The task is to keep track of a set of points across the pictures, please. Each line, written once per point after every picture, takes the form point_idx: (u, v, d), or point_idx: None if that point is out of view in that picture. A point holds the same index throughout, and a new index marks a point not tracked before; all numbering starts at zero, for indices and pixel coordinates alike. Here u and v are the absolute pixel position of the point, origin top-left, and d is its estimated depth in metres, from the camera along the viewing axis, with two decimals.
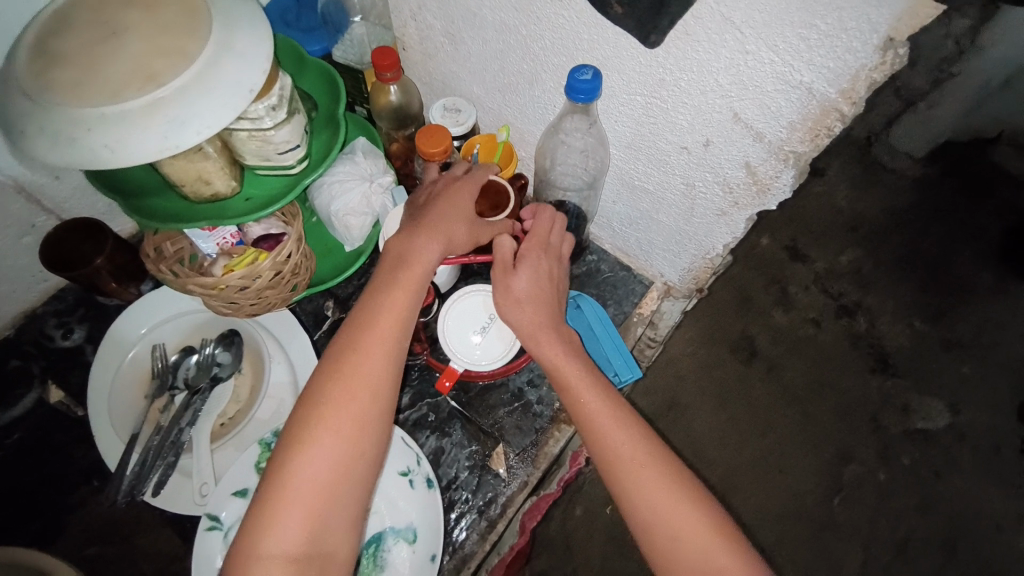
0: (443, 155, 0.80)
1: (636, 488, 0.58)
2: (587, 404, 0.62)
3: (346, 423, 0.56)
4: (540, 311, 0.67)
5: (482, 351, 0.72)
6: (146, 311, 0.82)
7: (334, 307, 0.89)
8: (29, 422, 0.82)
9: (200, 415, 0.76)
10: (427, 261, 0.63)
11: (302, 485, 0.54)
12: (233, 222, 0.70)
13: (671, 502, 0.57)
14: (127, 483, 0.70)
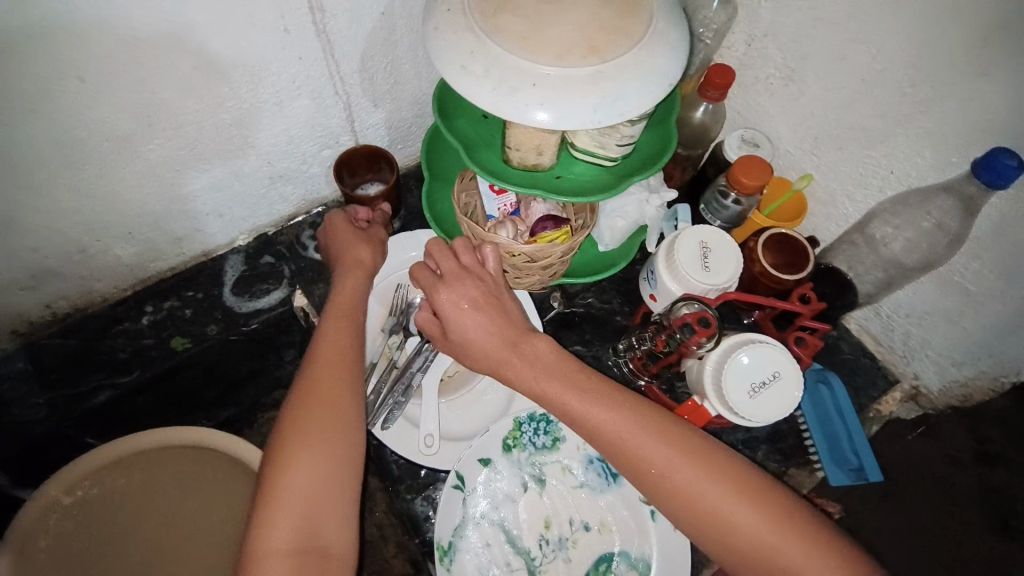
0: (756, 188, 0.74)
1: (701, 516, 0.54)
2: (602, 421, 0.57)
3: (320, 422, 0.58)
4: (549, 370, 0.60)
5: (754, 406, 0.66)
6: (398, 251, 0.85)
7: (560, 300, 0.89)
8: (270, 316, 0.86)
9: (430, 367, 0.78)
10: (372, 248, 0.77)
11: (286, 475, 0.56)
12: (544, 195, 0.68)
13: (756, 524, 0.53)
14: (364, 410, 0.75)
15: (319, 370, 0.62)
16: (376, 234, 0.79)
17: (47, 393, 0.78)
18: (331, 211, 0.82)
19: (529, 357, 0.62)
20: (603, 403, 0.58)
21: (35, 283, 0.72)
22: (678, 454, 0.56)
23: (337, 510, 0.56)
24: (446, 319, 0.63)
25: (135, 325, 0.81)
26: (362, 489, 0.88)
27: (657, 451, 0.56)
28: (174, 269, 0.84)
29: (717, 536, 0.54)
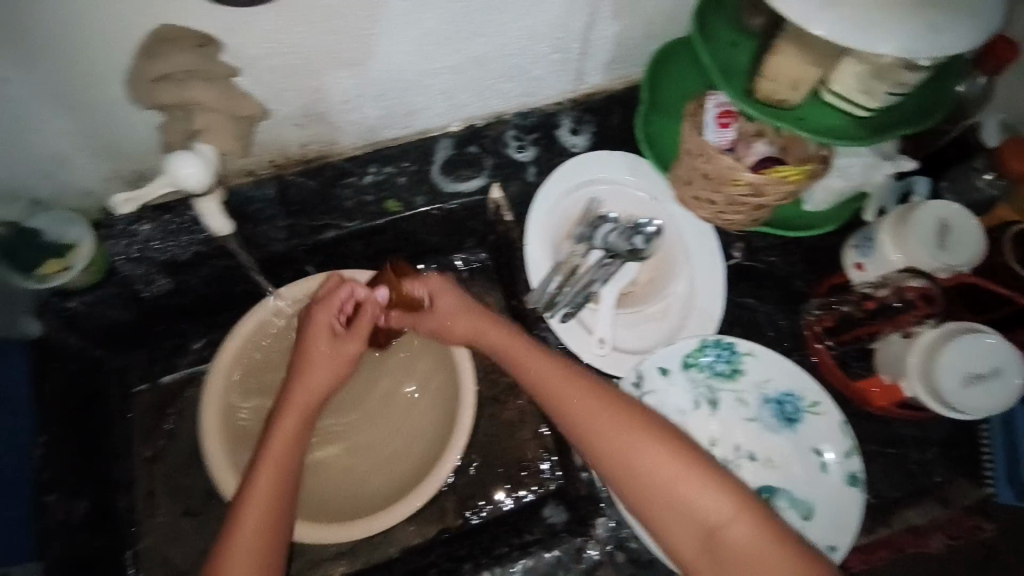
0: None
1: (629, 450, 0.59)
2: (587, 427, 0.62)
3: (277, 458, 0.66)
4: (551, 367, 0.67)
5: (964, 396, 0.63)
6: (597, 166, 0.88)
7: (742, 252, 0.85)
8: (468, 201, 0.93)
9: (610, 280, 0.83)
10: (355, 348, 0.74)
11: (251, 499, 0.63)
12: (787, 127, 0.63)
13: (673, 465, 0.58)
14: (544, 300, 0.81)
15: (297, 398, 0.71)
16: (346, 352, 0.73)
17: (288, 220, 0.89)
18: (331, 278, 0.80)
19: (545, 364, 0.67)
20: (557, 372, 0.66)
21: (298, 126, 0.81)
22: (586, 399, 0.63)
23: (281, 525, 0.63)
24: (380, 317, 0.79)
25: (359, 181, 0.89)
26: (509, 376, 0.98)
27: (591, 401, 0.63)
28: (395, 141, 0.90)
29: (638, 473, 0.59)
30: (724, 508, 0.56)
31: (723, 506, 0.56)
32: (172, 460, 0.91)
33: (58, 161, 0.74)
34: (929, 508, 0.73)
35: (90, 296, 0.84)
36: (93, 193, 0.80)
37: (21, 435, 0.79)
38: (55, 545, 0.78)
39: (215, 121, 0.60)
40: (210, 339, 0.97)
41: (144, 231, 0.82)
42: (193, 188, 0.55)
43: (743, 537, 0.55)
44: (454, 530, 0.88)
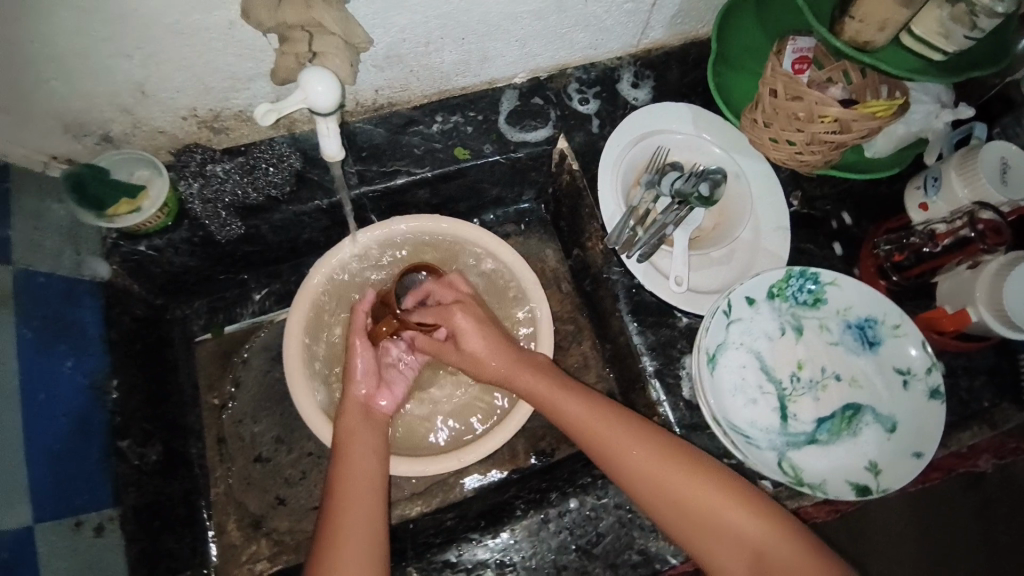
0: None
1: (662, 478, 0.63)
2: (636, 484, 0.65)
3: (360, 459, 0.70)
4: (597, 423, 0.68)
5: None
6: (662, 117, 0.90)
7: (799, 200, 0.88)
8: (534, 151, 0.92)
9: (682, 223, 0.84)
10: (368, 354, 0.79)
11: (345, 485, 0.67)
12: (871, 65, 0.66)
13: (714, 490, 0.63)
14: (621, 242, 0.83)
15: (354, 398, 0.77)
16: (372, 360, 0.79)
17: (358, 165, 0.88)
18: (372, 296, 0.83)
19: (599, 415, 0.69)
20: (603, 415, 0.69)
21: (378, 70, 0.81)
22: (631, 438, 0.66)
23: (377, 508, 0.67)
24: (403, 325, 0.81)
25: (428, 130, 0.90)
26: (571, 324, 1.02)
27: (633, 437, 0.66)
28: (464, 89, 0.91)
29: (678, 495, 0.63)
30: (760, 526, 0.61)
31: (759, 527, 0.61)
32: (239, 409, 0.93)
33: (137, 93, 0.70)
34: (977, 431, 0.79)
35: (161, 240, 0.81)
36: (166, 132, 0.78)
37: (93, 378, 0.74)
38: (132, 491, 0.75)
39: (331, 49, 0.60)
40: (271, 290, 0.98)
41: (219, 172, 0.81)
42: (321, 110, 0.57)
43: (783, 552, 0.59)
44: (528, 470, 0.90)
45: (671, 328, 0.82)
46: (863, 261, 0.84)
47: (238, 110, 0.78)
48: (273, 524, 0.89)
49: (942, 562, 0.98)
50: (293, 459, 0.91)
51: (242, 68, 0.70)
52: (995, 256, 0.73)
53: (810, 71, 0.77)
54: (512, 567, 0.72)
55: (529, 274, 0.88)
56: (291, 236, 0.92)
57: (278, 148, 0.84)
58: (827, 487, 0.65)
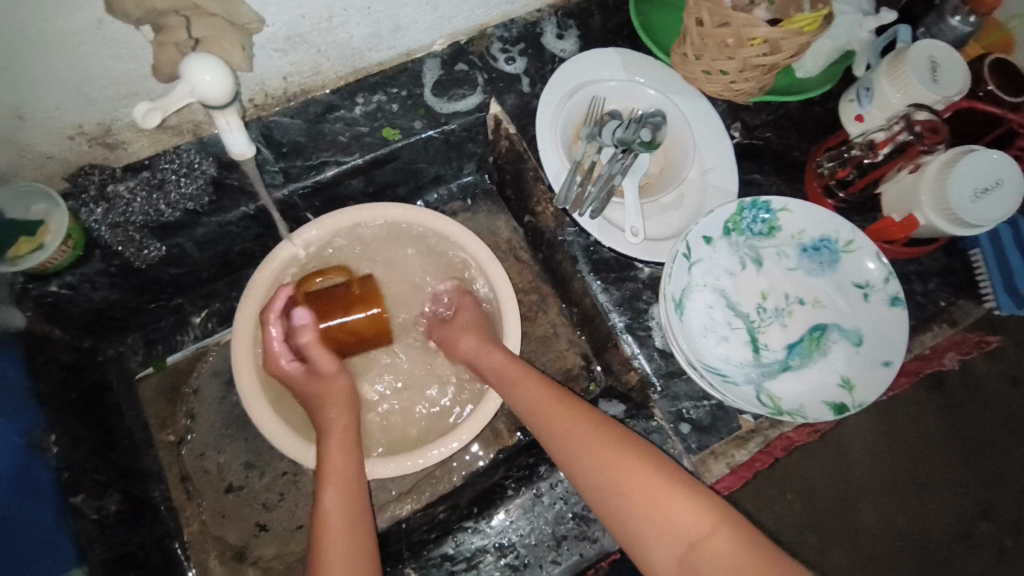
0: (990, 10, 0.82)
1: (611, 466, 0.61)
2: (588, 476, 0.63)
3: (346, 478, 0.67)
4: (550, 413, 0.68)
5: (977, 210, 0.71)
6: (593, 66, 0.87)
7: (741, 132, 0.87)
8: (468, 121, 0.88)
9: (629, 171, 0.82)
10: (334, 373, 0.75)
11: (327, 522, 0.63)
12: None
13: (659, 480, 0.60)
14: (572, 200, 0.80)
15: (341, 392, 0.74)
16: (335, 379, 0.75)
17: (281, 163, 0.81)
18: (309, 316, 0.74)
19: (556, 407, 0.68)
20: (560, 405, 0.68)
21: (285, 55, 0.73)
22: (589, 429, 0.65)
23: (360, 528, 0.63)
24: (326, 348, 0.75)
25: (350, 113, 0.84)
26: (535, 292, 0.99)
27: (583, 430, 0.65)
28: (380, 65, 0.84)
29: (626, 485, 0.60)
30: (703, 522, 0.57)
31: (704, 519, 0.57)
32: (199, 441, 0.87)
33: (9, 116, 0.61)
34: (939, 330, 0.82)
35: (73, 277, 0.74)
36: (56, 157, 0.69)
37: (30, 435, 0.67)
38: (99, 545, 0.69)
39: (218, 34, 0.55)
40: (212, 310, 0.92)
41: (123, 191, 0.74)
42: (215, 102, 0.52)
43: (724, 547, 0.55)
44: (515, 447, 0.87)
45: (634, 281, 0.80)
46: (809, 182, 0.84)
47: (131, 120, 0.70)
48: (258, 552, 0.84)
49: (917, 458, 1.03)
50: (268, 482, 0.87)
51: (125, 71, 0.63)
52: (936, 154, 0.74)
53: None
54: (512, 548, 0.70)
55: (482, 249, 0.84)
56: (222, 250, 0.85)
57: (186, 156, 0.76)
58: (806, 410, 0.65)
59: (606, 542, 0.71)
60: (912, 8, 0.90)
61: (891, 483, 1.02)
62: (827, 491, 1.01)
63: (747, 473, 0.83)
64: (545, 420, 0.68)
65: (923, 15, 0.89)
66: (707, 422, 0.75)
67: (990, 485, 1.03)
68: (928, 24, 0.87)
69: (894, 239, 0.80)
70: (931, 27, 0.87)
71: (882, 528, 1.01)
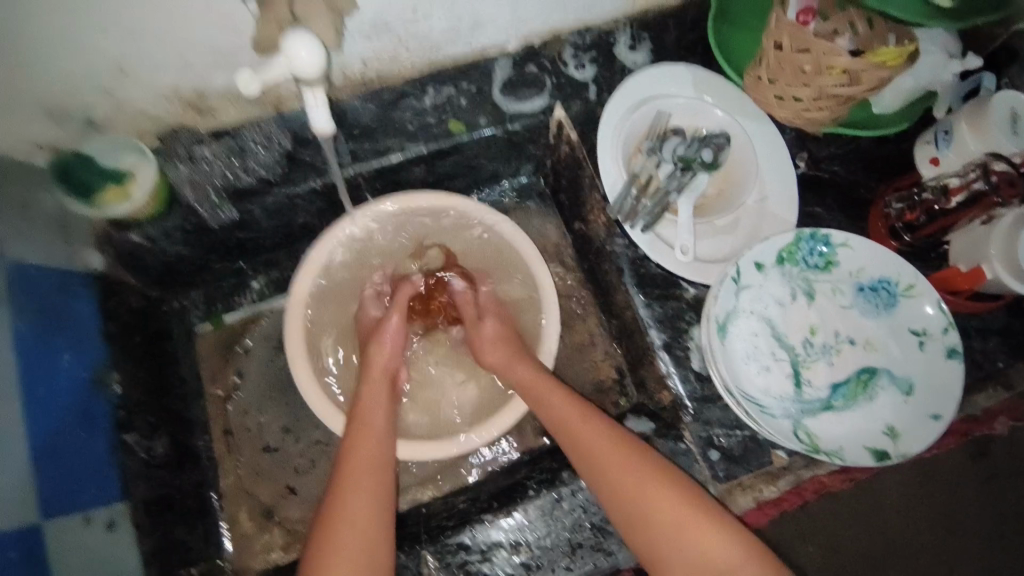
0: None
1: (633, 482, 0.63)
2: (608, 485, 0.64)
3: (380, 435, 0.71)
4: (577, 425, 0.69)
5: None
6: (662, 82, 0.87)
7: (806, 162, 0.85)
8: (532, 122, 0.89)
9: (686, 189, 0.81)
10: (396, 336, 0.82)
11: (349, 466, 0.67)
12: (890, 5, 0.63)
13: (678, 501, 0.61)
14: (627, 211, 0.81)
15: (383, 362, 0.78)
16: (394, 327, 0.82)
17: (350, 144, 0.85)
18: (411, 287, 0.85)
19: (583, 419, 0.69)
20: (587, 415, 0.70)
21: (367, 42, 0.77)
22: (614, 442, 0.66)
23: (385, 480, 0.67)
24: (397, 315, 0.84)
25: (420, 103, 0.87)
26: (577, 299, 1.00)
27: (608, 443, 0.66)
28: (455, 60, 0.87)
29: (646, 503, 0.61)
30: (724, 550, 0.58)
31: (720, 544, 0.58)
32: (242, 398, 0.92)
33: (117, 74, 0.67)
34: (994, 392, 0.78)
35: (153, 230, 0.79)
36: (150, 116, 0.75)
37: (95, 371, 0.73)
38: (142, 484, 0.74)
39: (316, 12, 0.59)
40: (268, 277, 0.97)
41: (207, 154, 0.79)
42: (307, 76, 0.55)
43: None
44: (538, 449, 0.88)
45: (678, 299, 0.80)
46: (874, 222, 0.83)
47: (223, 89, 0.75)
48: (284, 512, 0.88)
49: (954, 521, 0.98)
50: (300, 446, 0.91)
51: (225, 42, 0.67)
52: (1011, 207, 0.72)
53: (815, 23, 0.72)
54: (526, 546, 0.71)
55: (531, 249, 0.85)
56: (286, 221, 0.89)
57: (267, 129, 0.81)
58: (845, 453, 0.64)
59: (621, 557, 0.71)
60: (1002, 53, 0.87)
61: (926, 546, 0.97)
62: (857, 545, 0.97)
63: (773, 511, 0.81)
64: (570, 427, 0.70)
65: (1013, 61, 0.85)
66: (738, 453, 0.74)
67: None
68: (1017, 72, 0.83)
69: (958, 291, 0.77)
70: None
71: None
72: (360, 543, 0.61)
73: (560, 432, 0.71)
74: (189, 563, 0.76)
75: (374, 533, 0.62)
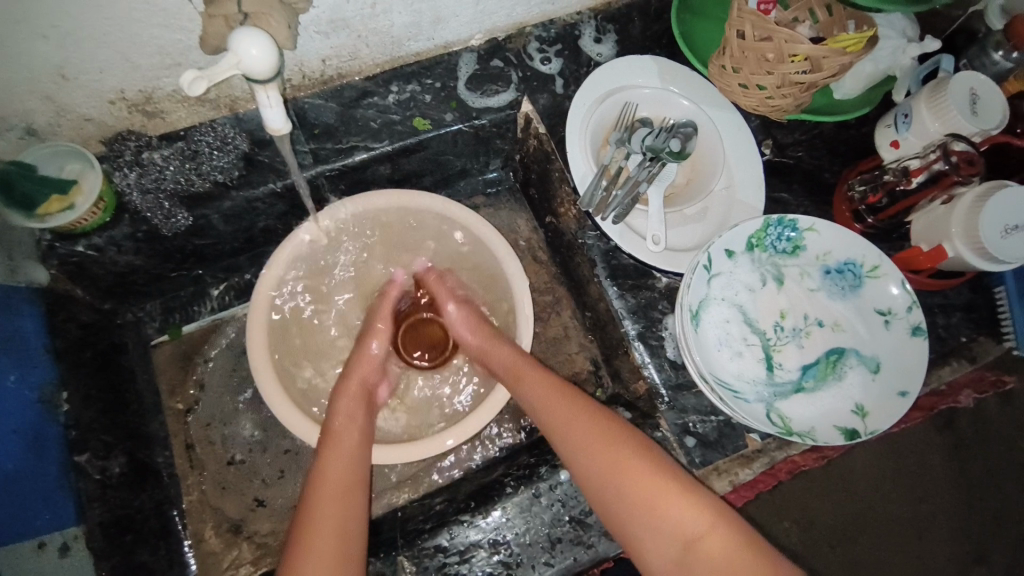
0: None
1: (610, 463, 0.61)
2: (582, 466, 0.63)
3: (350, 440, 0.69)
4: (553, 407, 0.68)
5: (1007, 245, 0.71)
6: (628, 74, 0.87)
7: (771, 149, 0.86)
8: (499, 117, 0.88)
9: (656, 179, 0.81)
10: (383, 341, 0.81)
11: (323, 479, 0.64)
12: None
13: (654, 480, 0.60)
14: (597, 202, 0.80)
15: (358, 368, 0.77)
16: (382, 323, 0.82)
17: (311, 144, 0.82)
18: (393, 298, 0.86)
19: (557, 402, 0.68)
20: (563, 399, 0.68)
21: (324, 38, 0.74)
22: (588, 423, 0.65)
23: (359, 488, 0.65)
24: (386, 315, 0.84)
25: (383, 101, 0.85)
26: (550, 294, 0.99)
27: (585, 426, 0.65)
28: (417, 55, 0.85)
29: (623, 483, 0.60)
30: (696, 519, 0.57)
31: (697, 520, 0.57)
32: (208, 411, 0.88)
33: (55, 76, 0.63)
34: (956, 366, 0.80)
35: (101, 239, 0.75)
36: (94, 120, 0.71)
37: (42, 392, 0.69)
38: (97, 506, 0.70)
39: (267, 8, 0.56)
40: (231, 284, 0.93)
41: (156, 159, 0.75)
42: (259, 76, 0.53)
43: (715, 547, 0.56)
44: (516, 446, 0.87)
45: (650, 290, 0.80)
46: (838, 205, 0.84)
47: (172, 90, 0.71)
48: (255, 526, 0.85)
49: (920, 493, 1.00)
50: (270, 457, 0.88)
51: (172, 41, 0.64)
52: (971, 186, 0.73)
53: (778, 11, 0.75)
54: (505, 545, 0.70)
55: (500, 245, 0.83)
56: (246, 225, 0.86)
57: (221, 130, 0.78)
58: (816, 433, 0.64)
59: (601, 548, 0.70)
60: (957, 38, 0.89)
61: (894, 518, 1.00)
62: (829, 521, 0.99)
63: (751, 494, 0.82)
64: (545, 410, 0.68)
65: (967, 46, 0.87)
66: (713, 438, 0.74)
67: (995, 528, 1.00)
68: (972, 56, 0.86)
69: (921, 269, 0.79)
70: (972, 60, 0.85)
71: (880, 564, 0.99)
72: (332, 559, 0.58)
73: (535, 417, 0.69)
74: None
75: (343, 555, 0.59)
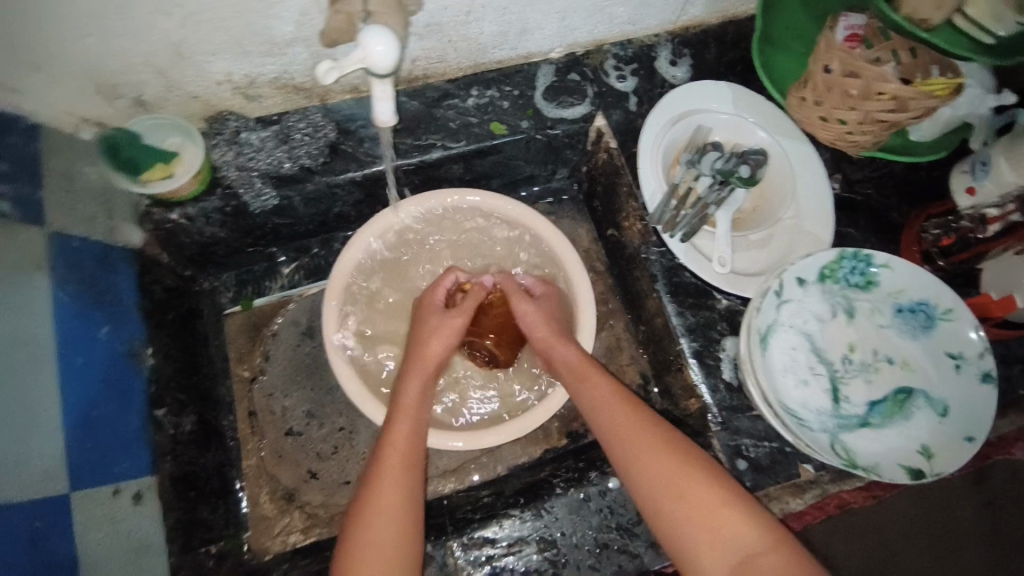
0: None
1: (672, 474, 0.62)
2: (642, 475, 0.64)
3: (406, 420, 0.70)
4: (614, 413, 0.69)
5: None
6: (703, 97, 0.88)
7: (840, 183, 0.87)
8: (572, 128, 0.90)
9: (724, 203, 0.82)
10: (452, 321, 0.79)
11: (386, 455, 0.66)
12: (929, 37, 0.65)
13: (715, 495, 0.60)
14: (666, 219, 0.82)
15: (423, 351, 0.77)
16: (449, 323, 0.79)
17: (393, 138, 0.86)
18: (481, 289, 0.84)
19: (619, 409, 0.69)
20: (627, 409, 0.69)
21: (419, 39, 0.78)
22: (651, 434, 0.66)
23: (414, 468, 0.66)
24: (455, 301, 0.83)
25: (463, 104, 0.88)
26: (604, 304, 1.00)
27: (647, 436, 0.66)
28: (499, 62, 0.88)
29: (683, 495, 0.61)
30: (757, 538, 0.58)
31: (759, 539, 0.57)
32: (269, 383, 0.92)
33: (174, 54, 0.68)
34: (1013, 418, 0.79)
35: (193, 210, 0.79)
36: (199, 98, 0.75)
37: (130, 345, 0.73)
38: (169, 459, 0.74)
39: (386, 7, 0.58)
40: (300, 264, 0.97)
41: (254, 140, 0.80)
42: (380, 70, 0.56)
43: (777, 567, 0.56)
44: (560, 450, 0.88)
45: (710, 310, 0.80)
46: (907, 245, 0.84)
47: (273, 76, 0.75)
48: (306, 497, 0.88)
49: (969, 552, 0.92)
50: (324, 433, 0.90)
51: (283, 31, 0.68)
52: None
53: (861, 48, 0.73)
54: (553, 544, 0.71)
55: (567, 251, 0.85)
56: (323, 209, 0.90)
57: (313, 118, 0.82)
58: (880, 470, 0.64)
59: (646, 559, 0.71)
60: None
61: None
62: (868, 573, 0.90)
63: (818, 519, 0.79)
64: (607, 417, 0.69)
65: None
66: (765, 463, 0.74)
67: None
68: None
69: (988, 317, 0.78)
70: None
71: None
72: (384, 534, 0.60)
73: (594, 421, 0.71)
74: (211, 542, 0.76)
75: (404, 541, 0.61)
